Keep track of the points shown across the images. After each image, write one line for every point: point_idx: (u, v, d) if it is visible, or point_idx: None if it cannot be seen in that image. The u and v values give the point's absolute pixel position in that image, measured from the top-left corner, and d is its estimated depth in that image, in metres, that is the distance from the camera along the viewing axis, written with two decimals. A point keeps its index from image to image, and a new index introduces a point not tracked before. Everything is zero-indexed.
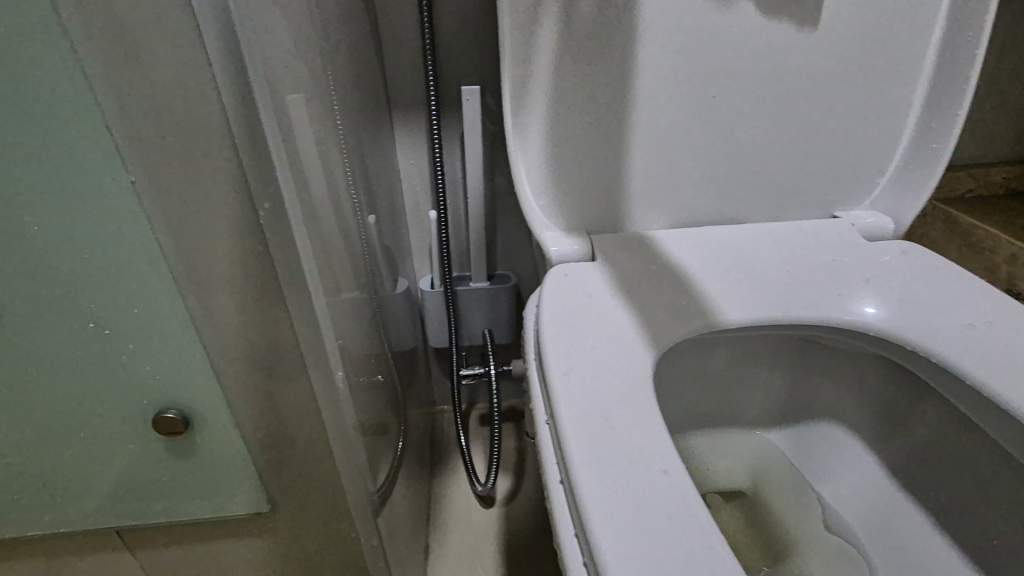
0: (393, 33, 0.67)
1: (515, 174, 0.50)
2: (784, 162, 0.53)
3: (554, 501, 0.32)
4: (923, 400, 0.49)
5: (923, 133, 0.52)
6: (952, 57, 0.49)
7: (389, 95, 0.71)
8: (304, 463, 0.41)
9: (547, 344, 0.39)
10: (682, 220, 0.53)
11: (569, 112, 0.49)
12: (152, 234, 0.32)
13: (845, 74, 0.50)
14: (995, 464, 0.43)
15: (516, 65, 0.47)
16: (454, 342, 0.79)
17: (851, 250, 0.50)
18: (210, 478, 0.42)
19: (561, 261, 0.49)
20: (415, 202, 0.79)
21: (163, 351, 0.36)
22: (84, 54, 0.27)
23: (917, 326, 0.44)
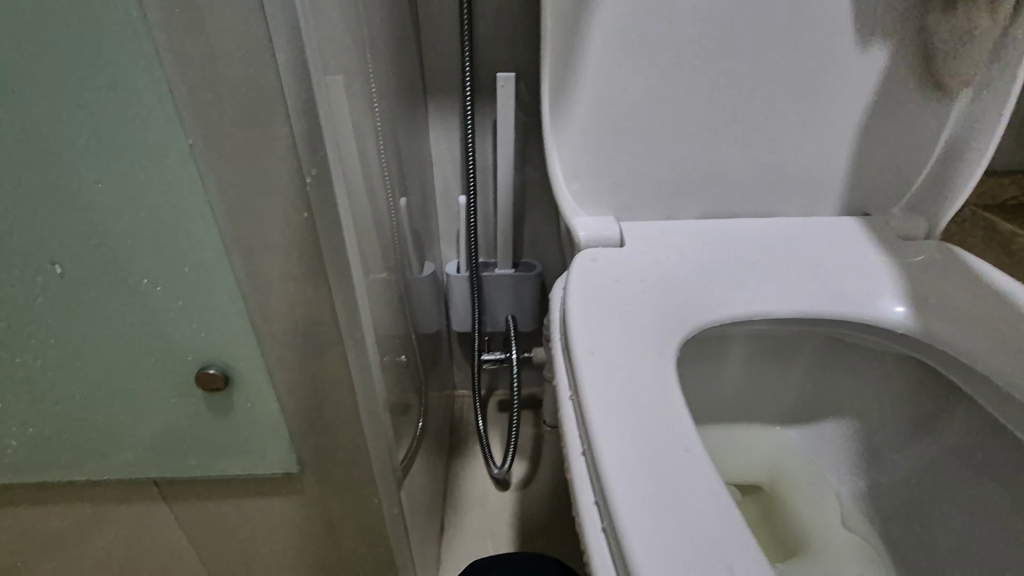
0: (432, 17, 0.68)
1: (548, 157, 0.51)
2: (819, 157, 0.52)
3: (575, 473, 0.34)
4: (948, 402, 0.49)
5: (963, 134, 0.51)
6: None
7: (425, 79, 0.72)
8: (333, 428, 0.43)
9: (573, 324, 0.40)
10: (711, 212, 0.54)
11: (605, 98, 0.49)
12: (206, 197, 0.33)
13: (885, 69, 0.49)
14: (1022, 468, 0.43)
15: (557, 48, 0.48)
16: (478, 326, 0.80)
17: (883, 248, 0.49)
18: (245, 437, 0.44)
19: (589, 246, 0.49)
20: (445, 187, 0.81)
21: (209, 310, 0.38)
22: (153, 21, 0.29)
23: (948, 326, 0.43)
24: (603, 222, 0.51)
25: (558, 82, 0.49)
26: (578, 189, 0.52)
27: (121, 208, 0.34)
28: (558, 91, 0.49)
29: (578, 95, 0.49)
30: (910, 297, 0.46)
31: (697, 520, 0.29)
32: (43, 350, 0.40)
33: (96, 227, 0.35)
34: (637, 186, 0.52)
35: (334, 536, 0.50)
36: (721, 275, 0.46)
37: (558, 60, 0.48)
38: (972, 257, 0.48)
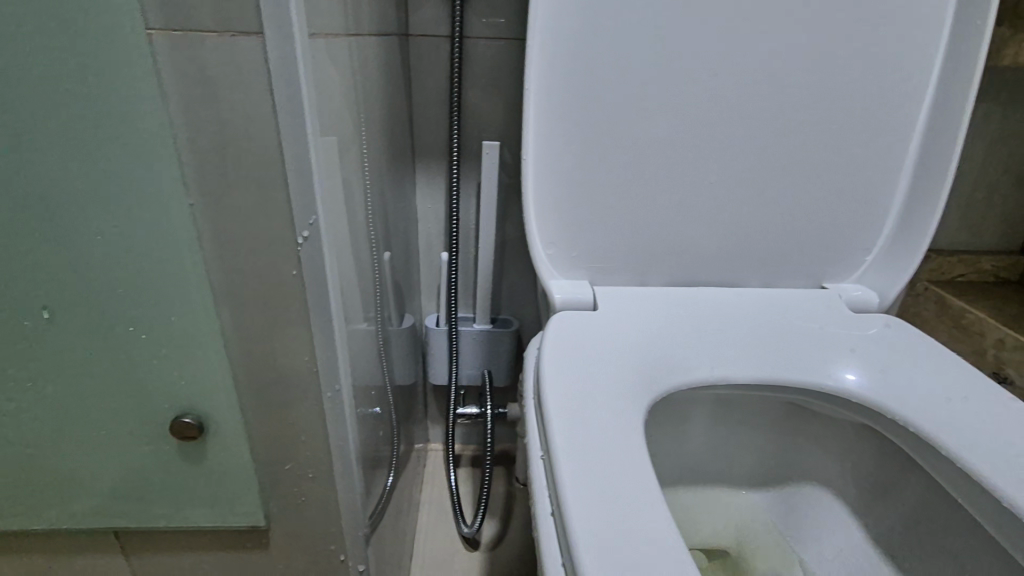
0: (424, 86, 0.72)
1: (528, 225, 0.53)
2: (777, 235, 0.56)
3: (542, 533, 0.35)
4: (902, 470, 0.50)
5: (907, 215, 0.55)
6: (933, 150, 0.53)
7: (414, 142, 0.76)
8: (303, 483, 0.43)
9: (546, 384, 0.42)
10: (677, 279, 0.57)
11: (581, 171, 0.52)
12: (199, 250, 0.35)
13: (839, 156, 0.53)
14: (982, 544, 0.44)
15: (541, 127, 0.51)
16: (453, 380, 0.82)
17: (840, 320, 0.52)
18: (213, 489, 0.44)
19: (563, 309, 0.52)
20: (429, 244, 0.84)
21: (191, 360, 0.39)
22: (168, 89, 0.31)
23: (896, 396, 0.46)
24: (576, 286, 0.54)
25: (542, 148, 0.52)
26: (554, 254, 0.55)
27: (116, 260, 0.36)
28: (542, 157, 0.52)
29: (559, 168, 0.52)
30: (862, 368, 0.48)
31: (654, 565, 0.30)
32: (20, 395, 0.41)
33: (89, 276, 0.36)
34: (611, 252, 0.55)
35: None
36: (685, 339, 0.49)
37: (542, 128, 0.51)
38: (918, 330, 0.52)
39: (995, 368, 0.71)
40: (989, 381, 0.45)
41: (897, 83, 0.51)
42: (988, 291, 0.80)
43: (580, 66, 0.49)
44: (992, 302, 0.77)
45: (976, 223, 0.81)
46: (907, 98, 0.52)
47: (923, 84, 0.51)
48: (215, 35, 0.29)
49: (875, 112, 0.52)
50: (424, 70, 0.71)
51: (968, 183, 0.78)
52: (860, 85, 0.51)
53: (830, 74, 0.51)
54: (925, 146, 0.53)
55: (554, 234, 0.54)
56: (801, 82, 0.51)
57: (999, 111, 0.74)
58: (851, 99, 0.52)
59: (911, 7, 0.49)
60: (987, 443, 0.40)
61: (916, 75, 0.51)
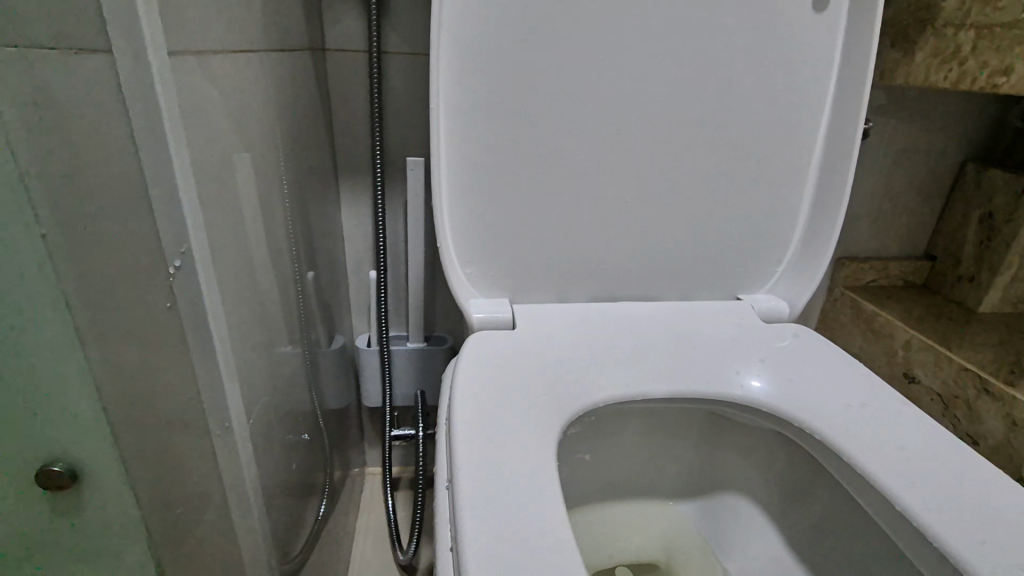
0: (344, 102, 0.71)
1: (443, 243, 0.53)
2: (691, 249, 0.57)
3: (441, 567, 0.34)
4: (814, 475, 0.52)
5: (812, 227, 0.57)
6: (830, 165, 0.55)
7: (336, 159, 0.74)
8: (194, 527, 0.40)
9: (457, 408, 0.41)
10: (598, 294, 0.58)
11: (494, 189, 0.52)
12: (58, 282, 0.33)
13: (746, 171, 0.55)
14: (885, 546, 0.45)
15: (451, 145, 0.51)
16: (387, 401, 0.80)
17: (751, 331, 0.54)
18: (97, 538, 0.41)
19: (481, 328, 0.52)
20: (357, 262, 0.82)
21: (62, 399, 0.36)
22: (6, 114, 0.28)
23: (800, 404, 0.47)
24: (497, 304, 0.54)
25: (453, 168, 0.51)
26: (472, 272, 0.54)
27: None
28: (453, 176, 0.52)
29: (471, 186, 0.52)
30: (770, 378, 0.49)
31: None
32: None
33: None
34: (529, 269, 0.55)
35: None
36: (600, 355, 0.49)
37: (452, 147, 0.51)
38: (825, 338, 0.53)
39: (904, 369, 0.75)
40: (885, 387, 0.47)
41: (794, 101, 0.53)
42: (898, 294, 0.84)
43: (486, 83, 0.49)
44: (901, 305, 0.81)
45: (886, 231, 0.85)
46: (805, 115, 0.54)
47: (818, 103, 0.54)
48: (57, 53, 0.27)
49: (776, 129, 0.54)
50: (343, 85, 0.70)
51: (876, 193, 0.83)
52: (761, 103, 0.53)
53: (732, 92, 0.52)
54: (825, 161, 0.55)
55: (470, 252, 0.54)
56: (705, 100, 0.52)
57: (899, 126, 0.79)
58: (754, 117, 0.53)
59: (803, 29, 0.51)
60: (881, 450, 0.42)
61: (811, 94, 0.53)
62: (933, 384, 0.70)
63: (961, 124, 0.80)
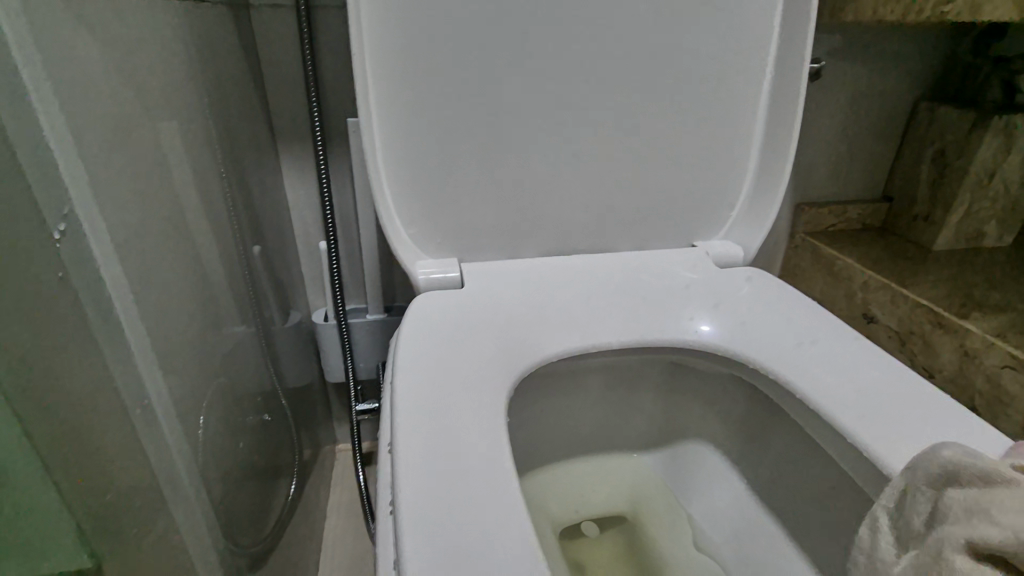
0: (275, 63, 0.66)
1: (383, 204, 0.50)
2: (642, 197, 0.56)
3: (382, 533, 0.33)
4: (772, 415, 0.52)
5: (764, 168, 0.56)
6: (779, 104, 0.54)
7: (272, 125, 0.70)
8: (129, 515, 0.38)
9: (398, 372, 0.40)
10: (550, 250, 0.56)
11: (432, 143, 0.50)
12: None
13: (695, 113, 0.53)
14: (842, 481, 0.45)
15: (381, 96, 0.47)
16: (349, 376, 0.78)
17: (704, 277, 0.53)
18: (23, 537, 0.38)
19: (428, 290, 0.49)
20: (306, 233, 0.78)
21: None
22: None
23: (753, 345, 0.46)
24: (444, 265, 0.51)
25: (385, 123, 0.48)
26: (417, 233, 0.52)
27: None
28: (386, 131, 0.48)
29: (408, 141, 0.49)
30: (722, 322, 0.48)
31: (484, 564, 0.28)
32: None
33: None
34: (477, 226, 0.53)
35: None
36: (551, 311, 0.47)
37: (382, 100, 0.47)
38: (780, 281, 0.53)
39: (864, 309, 0.75)
40: (837, 323, 0.47)
41: (741, 36, 0.51)
42: (857, 237, 0.84)
43: (414, 27, 0.46)
44: (860, 247, 0.81)
45: (844, 174, 0.85)
46: (753, 51, 0.52)
47: (765, 37, 0.52)
48: None
49: (723, 66, 0.52)
50: (272, 45, 0.65)
51: (833, 136, 0.82)
52: (707, 38, 0.51)
53: (676, 28, 0.50)
54: (773, 98, 0.54)
55: (413, 212, 0.51)
56: (649, 38, 0.50)
57: (853, 65, 0.78)
58: (700, 54, 0.51)
59: None
60: (833, 387, 0.41)
61: (758, 27, 0.51)
62: (892, 321, 0.71)
63: (916, 60, 0.78)
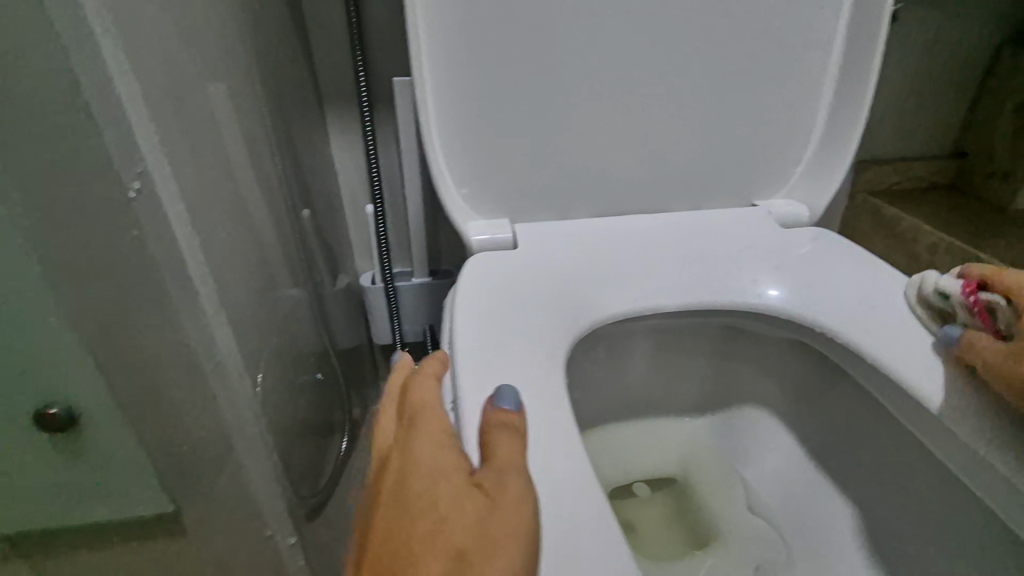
0: (320, 22, 0.65)
1: (435, 163, 0.49)
2: (701, 154, 0.53)
3: None
4: (835, 382, 0.50)
5: (834, 121, 0.53)
6: (856, 50, 0.50)
7: (318, 87, 0.69)
8: (203, 465, 0.40)
9: (456, 332, 0.40)
10: (603, 210, 0.54)
11: (485, 99, 0.48)
12: (11, 221, 0.30)
13: (762, 61, 0.50)
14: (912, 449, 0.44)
15: (433, 50, 0.46)
16: (397, 338, 0.79)
17: (766, 237, 0.50)
18: (107, 484, 0.40)
19: (480, 250, 0.49)
20: (353, 197, 0.79)
21: (42, 345, 0.35)
22: None
23: (821, 308, 0.44)
24: (496, 226, 0.51)
25: (437, 77, 0.47)
26: (468, 193, 0.51)
27: None
28: (437, 86, 0.47)
29: (460, 97, 0.48)
30: (788, 284, 0.46)
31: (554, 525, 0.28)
32: None
33: None
34: (529, 186, 0.52)
35: None
36: (606, 272, 0.46)
37: (434, 53, 0.46)
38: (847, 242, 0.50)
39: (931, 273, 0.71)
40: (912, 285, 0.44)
41: None
42: (925, 196, 0.79)
43: None
44: (929, 207, 0.76)
45: (915, 128, 0.79)
46: None
47: None
48: None
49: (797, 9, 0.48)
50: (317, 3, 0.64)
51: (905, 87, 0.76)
52: None
53: None
54: (849, 44, 0.50)
55: (465, 172, 0.51)
56: None
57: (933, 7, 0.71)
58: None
59: None
60: (910, 353, 0.39)
61: None
62: None
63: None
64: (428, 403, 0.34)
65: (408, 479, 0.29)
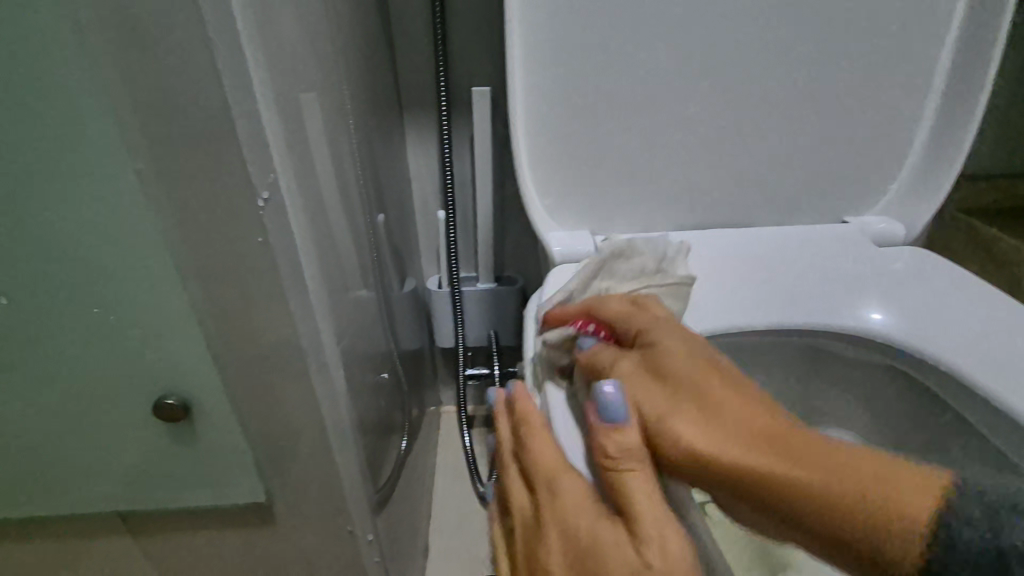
0: (405, 34, 0.68)
1: (520, 174, 0.50)
2: (789, 169, 0.52)
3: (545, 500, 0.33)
4: (927, 411, 0.48)
5: (935, 138, 0.51)
6: (966, 63, 0.48)
7: (400, 96, 0.72)
8: (296, 456, 0.41)
9: (545, 341, 0.40)
10: (684, 223, 0.54)
11: (572, 112, 0.49)
12: (155, 223, 0.33)
13: (859, 72, 0.48)
14: None
15: (525, 63, 0.47)
16: (460, 342, 0.80)
17: (861, 257, 0.48)
18: (211, 469, 0.43)
19: (563, 261, 0.49)
20: (425, 202, 0.81)
21: (168, 337, 0.38)
22: (93, 45, 0.28)
23: (922, 333, 0.42)
24: (577, 237, 0.51)
25: (528, 91, 0.48)
26: (551, 204, 0.52)
27: (74, 240, 0.34)
28: (528, 100, 0.48)
29: (548, 110, 0.49)
30: (885, 306, 0.44)
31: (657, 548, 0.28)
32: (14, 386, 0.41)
33: (48, 251, 0.35)
34: (611, 198, 0.52)
35: (309, 571, 0.48)
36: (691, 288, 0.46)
37: (528, 68, 0.47)
38: (947, 262, 0.48)
39: None
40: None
41: None
42: None
43: None
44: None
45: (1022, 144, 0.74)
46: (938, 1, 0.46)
47: None
48: None
49: (902, 21, 0.47)
50: (404, 15, 0.67)
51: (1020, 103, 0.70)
52: None
53: None
54: (958, 58, 0.48)
55: (549, 182, 0.51)
56: None
57: None
58: (872, 8, 0.46)
59: None
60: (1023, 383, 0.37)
61: None
62: None
63: None
64: (556, 463, 0.34)
65: (573, 548, 0.30)
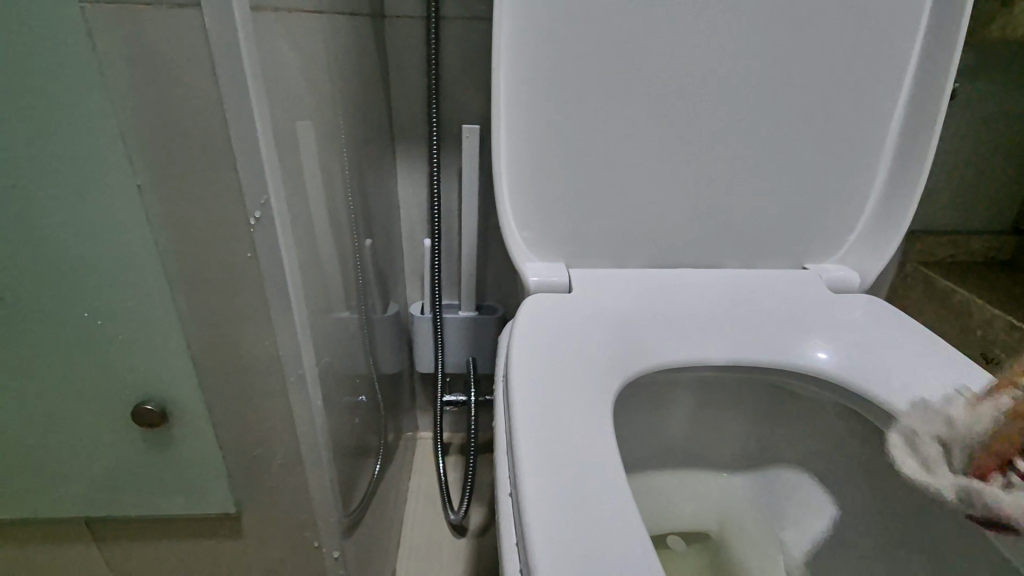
0: (403, 70, 0.72)
1: (501, 207, 0.53)
2: (753, 216, 0.56)
3: (502, 514, 0.35)
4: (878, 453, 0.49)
5: (888, 194, 0.55)
6: (914, 130, 0.52)
7: (394, 128, 0.75)
8: (267, 466, 0.42)
9: (513, 362, 0.42)
10: (655, 261, 0.57)
11: (551, 152, 0.52)
12: (151, 233, 0.35)
13: (814, 131, 0.53)
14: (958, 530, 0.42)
15: (510, 106, 0.51)
16: (438, 367, 0.81)
17: (814, 301, 0.51)
18: (183, 476, 0.44)
19: (537, 290, 0.52)
20: (412, 229, 0.83)
21: (151, 343, 0.39)
22: (111, 71, 0.31)
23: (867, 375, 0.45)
24: (553, 269, 0.54)
25: (511, 131, 0.51)
26: (529, 236, 0.55)
27: (69, 246, 0.36)
28: (512, 140, 0.52)
29: (529, 150, 0.52)
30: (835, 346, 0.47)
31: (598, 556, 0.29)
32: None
33: (41, 256, 0.37)
34: (586, 234, 0.55)
35: None
36: (655, 323, 0.48)
37: (512, 108, 0.51)
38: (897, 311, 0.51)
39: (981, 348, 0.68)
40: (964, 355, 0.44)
41: (875, 54, 0.50)
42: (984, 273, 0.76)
43: (549, 44, 0.49)
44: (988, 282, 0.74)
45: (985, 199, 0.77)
46: (884, 71, 0.51)
47: (900, 60, 0.51)
48: (154, 10, 0.29)
49: (855, 84, 0.51)
50: (403, 53, 0.71)
51: (975, 164, 0.74)
52: (835, 58, 0.50)
53: (803, 48, 0.50)
54: (905, 124, 0.52)
55: (528, 216, 0.54)
56: (779, 56, 0.50)
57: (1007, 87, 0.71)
58: (825, 74, 0.51)
59: None
60: None
61: (893, 48, 0.50)
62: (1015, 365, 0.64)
63: None
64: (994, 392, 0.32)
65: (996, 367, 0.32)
